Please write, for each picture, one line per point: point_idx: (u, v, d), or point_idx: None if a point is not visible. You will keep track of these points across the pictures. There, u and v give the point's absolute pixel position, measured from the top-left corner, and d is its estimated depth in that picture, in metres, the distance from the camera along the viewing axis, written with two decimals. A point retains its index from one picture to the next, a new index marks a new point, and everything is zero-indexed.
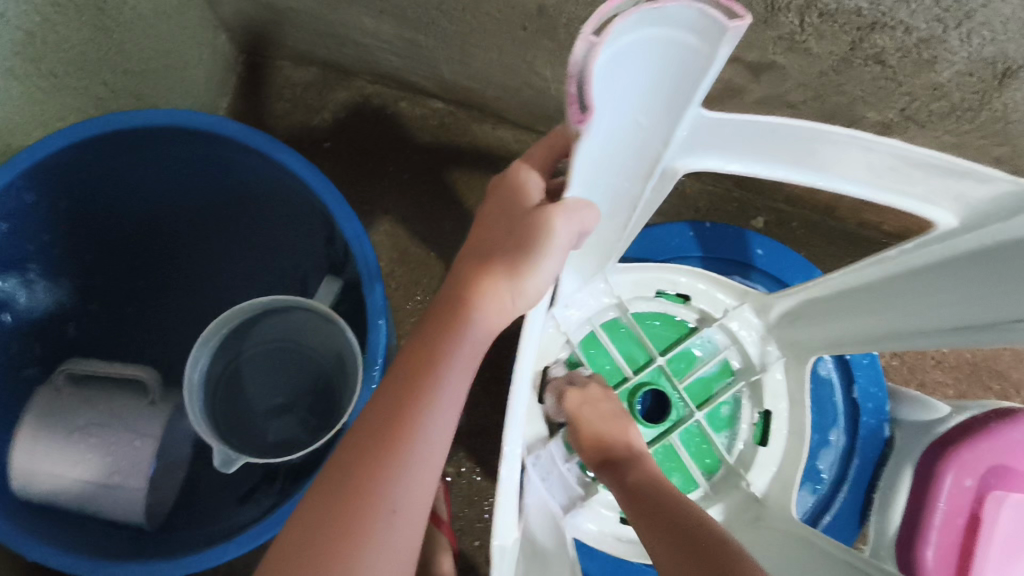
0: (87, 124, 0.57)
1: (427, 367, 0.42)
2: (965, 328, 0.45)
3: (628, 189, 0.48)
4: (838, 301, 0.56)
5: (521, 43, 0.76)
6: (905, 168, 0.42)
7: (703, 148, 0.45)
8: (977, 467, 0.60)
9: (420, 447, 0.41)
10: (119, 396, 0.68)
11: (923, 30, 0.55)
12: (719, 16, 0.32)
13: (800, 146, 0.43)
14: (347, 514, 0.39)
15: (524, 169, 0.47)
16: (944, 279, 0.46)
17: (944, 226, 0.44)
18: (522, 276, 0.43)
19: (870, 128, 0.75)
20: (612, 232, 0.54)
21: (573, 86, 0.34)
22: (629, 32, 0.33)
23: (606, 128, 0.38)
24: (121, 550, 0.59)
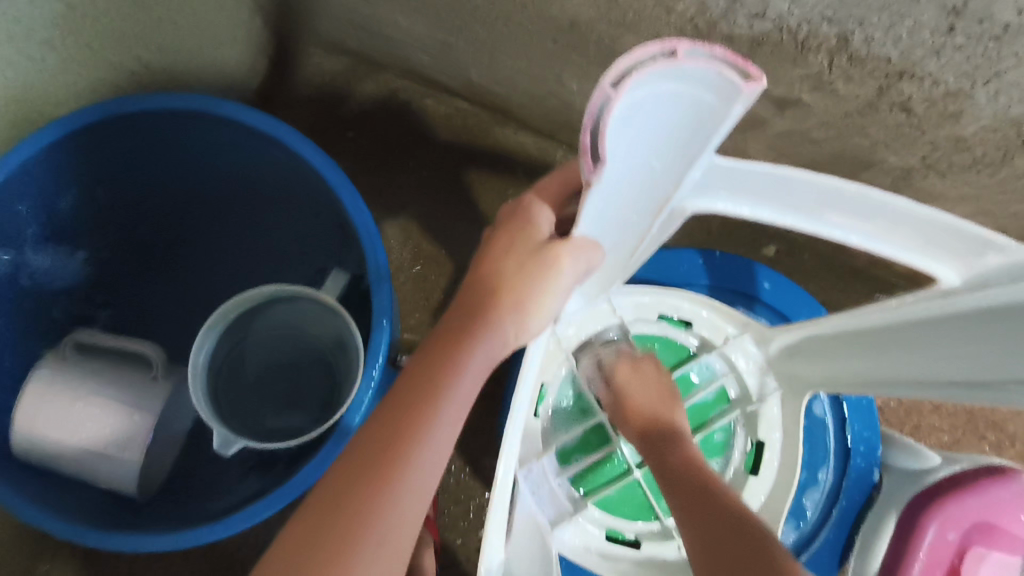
0: (122, 101, 0.59)
1: (428, 398, 0.44)
2: (955, 382, 0.44)
3: (635, 225, 0.49)
4: (835, 350, 0.56)
5: (550, 55, 0.76)
6: (915, 226, 0.44)
7: (713, 190, 0.46)
8: (961, 522, 0.61)
9: (414, 472, 0.42)
10: (124, 367, 0.67)
11: (951, 84, 0.55)
12: (735, 77, 0.33)
13: (812, 197, 0.45)
14: (336, 539, 0.39)
15: (536, 205, 0.53)
16: (931, 333, 0.46)
17: (946, 283, 0.45)
18: (528, 314, 0.49)
19: (889, 172, 0.75)
20: (617, 262, 0.56)
21: (585, 135, 0.35)
22: (645, 84, 0.34)
23: (619, 171, 0.39)
24: (110, 521, 0.60)
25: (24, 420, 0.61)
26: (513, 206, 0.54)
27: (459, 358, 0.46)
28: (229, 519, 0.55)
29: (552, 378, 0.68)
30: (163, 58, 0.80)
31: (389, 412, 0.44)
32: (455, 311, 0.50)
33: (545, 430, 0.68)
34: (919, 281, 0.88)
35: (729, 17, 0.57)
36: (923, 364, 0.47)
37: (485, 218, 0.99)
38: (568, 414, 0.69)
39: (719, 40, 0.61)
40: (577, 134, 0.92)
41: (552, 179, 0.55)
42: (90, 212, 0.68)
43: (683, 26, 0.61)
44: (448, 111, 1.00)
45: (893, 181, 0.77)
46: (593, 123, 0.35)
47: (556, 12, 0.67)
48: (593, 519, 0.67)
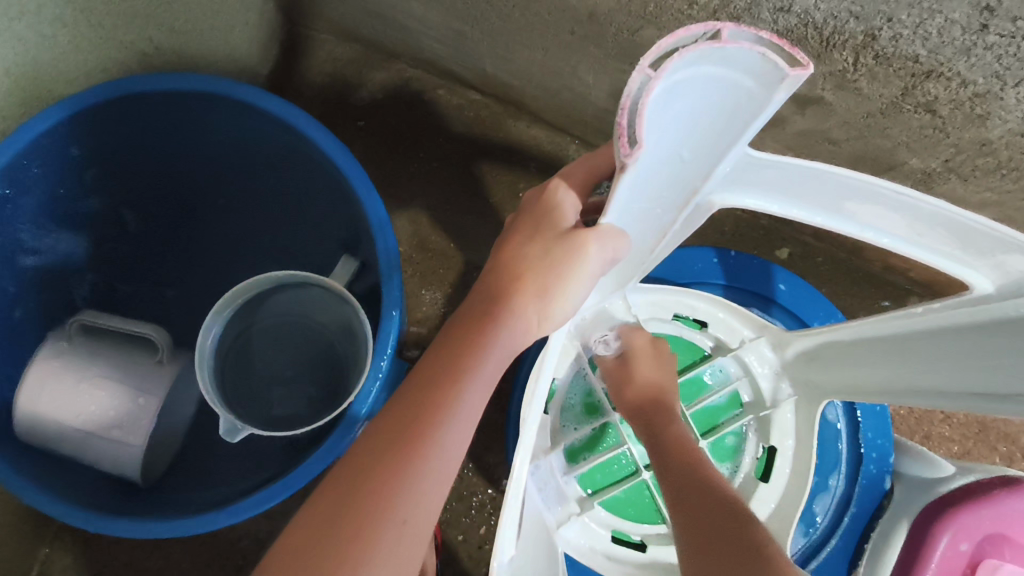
0: (133, 80, 0.58)
1: (450, 382, 0.44)
2: (976, 395, 0.44)
3: (660, 219, 0.48)
4: (858, 357, 0.55)
5: (567, 47, 0.75)
6: (947, 230, 0.41)
7: (741, 185, 0.44)
8: (975, 533, 0.60)
9: (434, 458, 0.41)
10: (129, 351, 0.67)
11: (980, 85, 0.54)
12: (780, 61, 0.32)
13: (841, 194, 0.43)
14: (362, 518, 0.38)
15: (561, 190, 0.51)
16: (964, 342, 0.44)
17: (979, 294, 0.43)
18: (550, 302, 0.48)
19: (909, 175, 0.73)
20: (636, 259, 0.55)
21: (623, 119, 0.34)
22: (686, 67, 0.33)
23: (653, 158, 0.38)
24: (111, 505, 0.59)
25: (27, 399, 0.60)
26: (537, 192, 0.53)
27: (478, 344, 0.46)
28: (232, 507, 0.54)
29: (564, 375, 0.67)
30: (174, 41, 0.79)
31: (410, 397, 0.43)
32: (473, 300, 0.49)
33: (554, 426, 0.67)
34: (934, 288, 0.87)
35: (754, 10, 0.56)
36: (951, 374, 0.46)
37: (495, 211, 0.98)
38: (580, 413, 0.68)
39: None
40: (591, 129, 0.91)
41: (579, 164, 0.52)
42: (98, 192, 0.67)
43: (705, 19, 0.60)
44: (461, 103, 0.99)
45: (913, 185, 0.75)
46: (631, 105, 0.34)
47: (575, 3, 0.66)
48: (599, 519, 0.66)
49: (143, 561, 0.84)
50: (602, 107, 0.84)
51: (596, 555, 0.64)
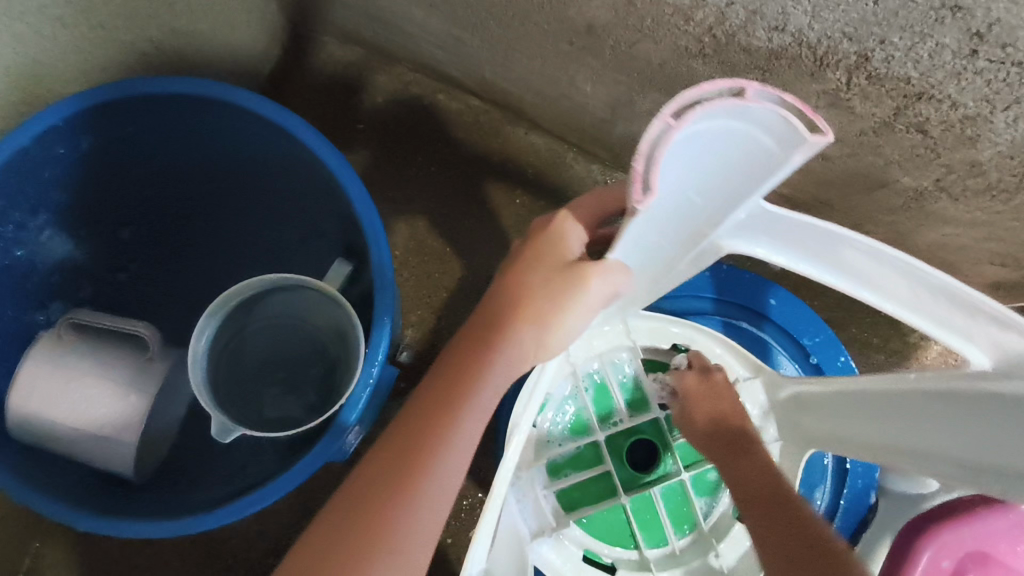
0: (131, 84, 0.59)
1: (447, 410, 0.43)
2: (963, 465, 0.43)
3: (669, 256, 0.46)
4: (858, 414, 0.53)
5: (565, 57, 0.76)
6: (949, 301, 0.42)
7: (750, 231, 0.42)
8: (957, 550, 0.61)
9: (431, 483, 0.41)
10: (120, 348, 0.66)
11: (970, 108, 0.55)
12: (801, 126, 0.30)
13: (849, 251, 0.42)
14: (354, 544, 0.39)
15: (567, 221, 0.49)
16: (939, 409, 0.45)
17: (976, 366, 0.43)
18: (547, 330, 0.46)
19: (902, 192, 0.74)
20: (641, 290, 0.54)
21: (638, 162, 0.32)
22: (710, 119, 0.31)
23: (662, 203, 0.36)
24: (99, 502, 0.59)
25: (20, 397, 0.61)
26: (544, 219, 0.51)
27: (477, 371, 0.45)
28: (220, 511, 0.55)
29: (556, 391, 0.66)
30: (176, 41, 0.79)
31: (413, 416, 0.43)
32: (470, 324, 0.48)
33: (538, 441, 0.67)
34: None
35: (749, 29, 0.57)
36: (933, 440, 0.46)
37: (492, 217, 0.98)
38: (567, 431, 0.68)
39: (738, 51, 0.60)
40: (588, 138, 0.92)
41: (587, 197, 0.51)
42: (95, 191, 0.68)
43: (701, 35, 0.60)
44: (460, 108, 0.99)
45: (904, 202, 0.76)
46: (648, 150, 0.32)
47: (573, 15, 0.67)
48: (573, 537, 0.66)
49: (134, 557, 0.85)
50: (600, 117, 0.85)
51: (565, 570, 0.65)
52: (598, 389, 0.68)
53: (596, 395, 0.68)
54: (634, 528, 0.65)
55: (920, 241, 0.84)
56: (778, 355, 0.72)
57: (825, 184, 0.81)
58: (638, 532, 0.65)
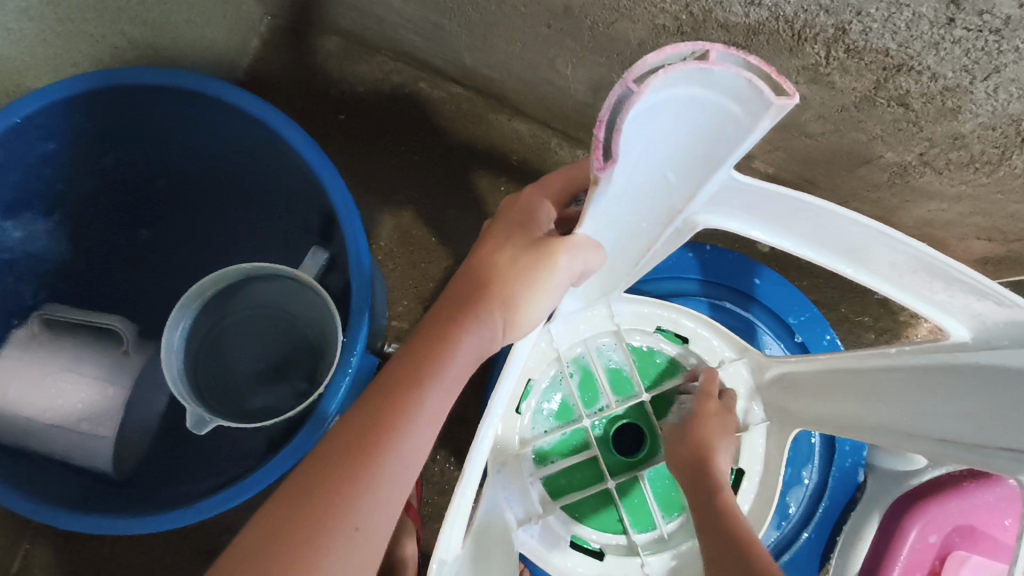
0: (97, 76, 0.57)
1: (411, 384, 0.40)
2: (950, 442, 0.42)
3: (645, 233, 0.45)
4: (842, 390, 0.52)
5: (543, 40, 0.74)
6: (928, 275, 0.42)
7: (726, 207, 0.42)
8: (944, 526, 0.61)
9: (394, 458, 0.38)
10: (93, 343, 0.68)
11: (950, 78, 0.54)
12: (766, 91, 0.29)
13: (828, 231, 0.42)
14: (311, 522, 0.35)
15: (537, 200, 0.49)
16: (928, 385, 0.44)
17: (956, 339, 0.43)
18: (516, 306, 0.45)
19: (886, 168, 0.74)
20: (623, 269, 0.53)
21: (600, 130, 0.30)
22: (670, 86, 0.29)
23: (630, 173, 0.35)
24: (81, 500, 0.59)
25: None
26: (514, 197, 0.51)
27: (444, 345, 0.43)
28: (200, 505, 0.54)
29: (540, 376, 0.66)
30: (147, 34, 0.78)
31: (378, 394, 0.40)
32: (444, 301, 0.46)
33: (524, 428, 0.66)
34: None
35: (725, 4, 0.56)
36: (926, 418, 0.44)
37: (476, 205, 0.98)
38: (552, 418, 0.67)
39: (715, 28, 0.59)
40: (571, 122, 0.91)
41: (554, 176, 0.52)
42: (68, 186, 0.67)
43: (678, 12, 0.59)
44: (442, 96, 0.98)
45: (889, 178, 0.76)
46: (610, 117, 0.30)
47: None
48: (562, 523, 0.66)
49: (124, 557, 0.84)
50: (582, 101, 0.84)
51: (552, 557, 0.64)
52: (583, 375, 0.67)
53: (581, 380, 0.67)
54: (621, 512, 0.64)
55: (907, 218, 0.83)
56: (765, 337, 0.71)
57: (810, 162, 0.81)
58: (625, 516, 0.64)
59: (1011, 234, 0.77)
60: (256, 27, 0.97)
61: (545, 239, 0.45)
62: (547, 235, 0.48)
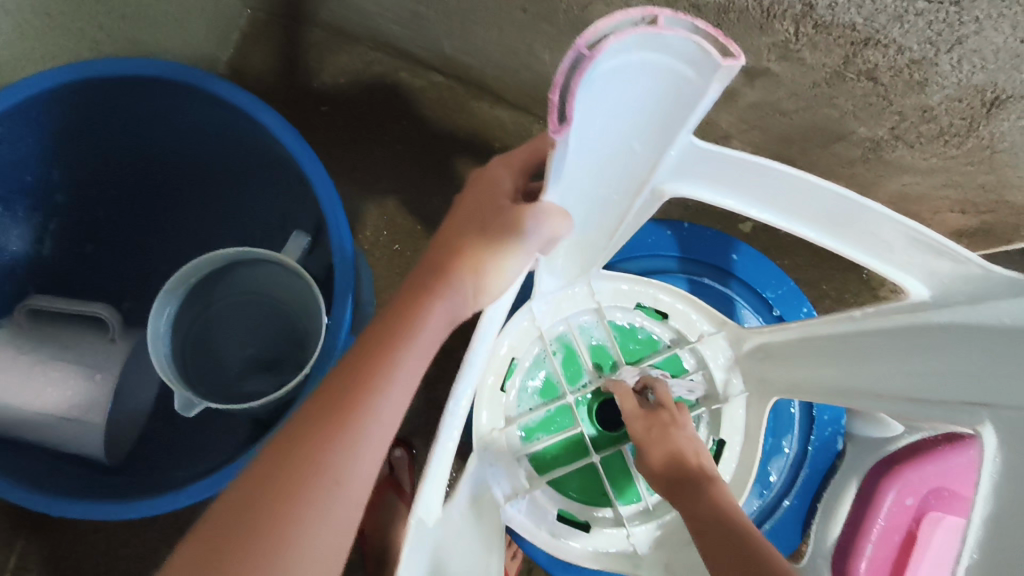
0: (74, 68, 0.57)
1: (386, 348, 0.42)
2: (914, 400, 0.44)
3: (615, 206, 0.46)
4: (814, 356, 0.54)
5: (520, 25, 0.75)
6: (888, 236, 0.44)
7: (693, 174, 0.43)
8: (920, 488, 0.63)
9: (371, 420, 0.39)
10: (80, 333, 0.68)
11: (915, 51, 0.55)
12: (713, 51, 0.30)
13: (791, 195, 0.44)
14: (296, 482, 0.36)
15: (502, 174, 0.50)
16: (895, 345, 0.45)
17: (915, 299, 0.45)
18: (486, 273, 0.46)
19: (859, 143, 0.75)
20: (597, 244, 0.54)
21: (554, 93, 0.31)
22: (624, 52, 0.30)
23: (593, 139, 0.36)
24: (74, 487, 0.59)
25: None
26: (481, 172, 0.52)
27: (417, 313, 0.44)
28: (191, 488, 0.55)
29: (523, 354, 0.67)
30: (125, 26, 0.79)
31: (356, 361, 0.41)
32: (418, 272, 0.47)
33: (508, 404, 0.67)
34: None
35: None
36: (891, 376, 0.46)
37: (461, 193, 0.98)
38: (537, 395, 0.68)
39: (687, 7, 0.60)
40: None
41: (521, 147, 0.52)
42: (52, 179, 0.67)
43: None
44: (424, 85, 0.99)
45: (863, 153, 0.77)
46: (564, 81, 0.30)
47: None
48: (547, 497, 0.67)
49: (120, 550, 0.85)
50: None
51: (540, 531, 0.65)
52: (566, 352, 0.69)
53: (564, 358, 0.69)
54: (605, 485, 0.65)
55: (883, 192, 0.85)
56: (744, 311, 0.73)
57: (786, 141, 0.82)
58: (610, 489, 0.65)
59: (983, 207, 0.78)
60: (236, 21, 0.98)
61: (516, 209, 0.45)
62: (514, 201, 0.49)
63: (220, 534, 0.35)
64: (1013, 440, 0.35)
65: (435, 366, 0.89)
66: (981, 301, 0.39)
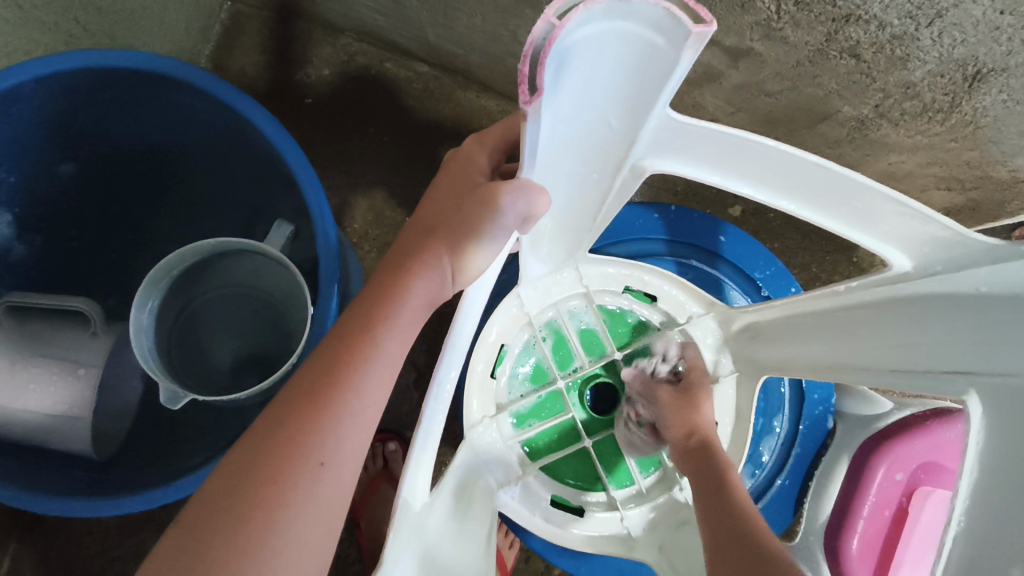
0: (47, 61, 0.56)
1: (366, 330, 0.42)
2: (896, 372, 0.44)
3: (595, 185, 0.46)
4: (802, 332, 0.54)
5: (502, 11, 0.74)
6: (866, 206, 0.44)
7: (672, 150, 0.43)
8: (909, 463, 0.63)
9: (352, 402, 0.39)
10: (62, 328, 0.68)
11: (896, 26, 0.54)
12: (684, 18, 0.30)
13: (770, 168, 0.44)
14: (278, 464, 0.36)
15: (477, 155, 0.50)
16: (880, 318, 0.46)
17: (898, 270, 0.45)
18: (463, 253, 0.46)
19: (845, 123, 0.75)
20: (581, 225, 0.54)
21: (525, 65, 0.31)
22: (593, 21, 0.30)
23: (566, 113, 0.36)
24: (60, 485, 0.59)
25: None
26: (456, 153, 0.52)
27: (396, 294, 0.44)
28: (180, 482, 0.54)
29: (513, 341, 0.67)
30: (102, 20, 0.78)
31: (335, 345, 0.41)
32: (394, 254, 0.47)
33: (499, 391, 0.67)
34: None
35: None
36: (875, 348, 0.46)
37: None
38: (527, 381, 0.68)
39: None
40: None
41: (496, 126, 0.52)
42: (32, 174, 0.67)
43: None
44: (408, 75, 0.98)
45: (848, 132, 0.77)
46: (533, 54, 0.30)
47: None
48: (540, 483, 0.67)
49: (114, 550, 0.84)
50: None
51: (534, 516, 0.65)
52: (556, 338, 0.68)
53: (554, 344, 0.68)
54: (599, 470, 0.65)
55: (870, 171, 0.85)
56: (733, 292, 0.73)
57: (772, 122, 0.82)
58: (603, 475, 0.66)
59: (969, 183, 0.78)
60: (216, 14, 0.97)
61: (492, 186, 0.44)
62: (489, 179, 0.50)
63: (202, 517, 0.35)
64: (994, 405, 0.35)
65: (426, 358, 0.89)
66: (964, 268, 0.40)
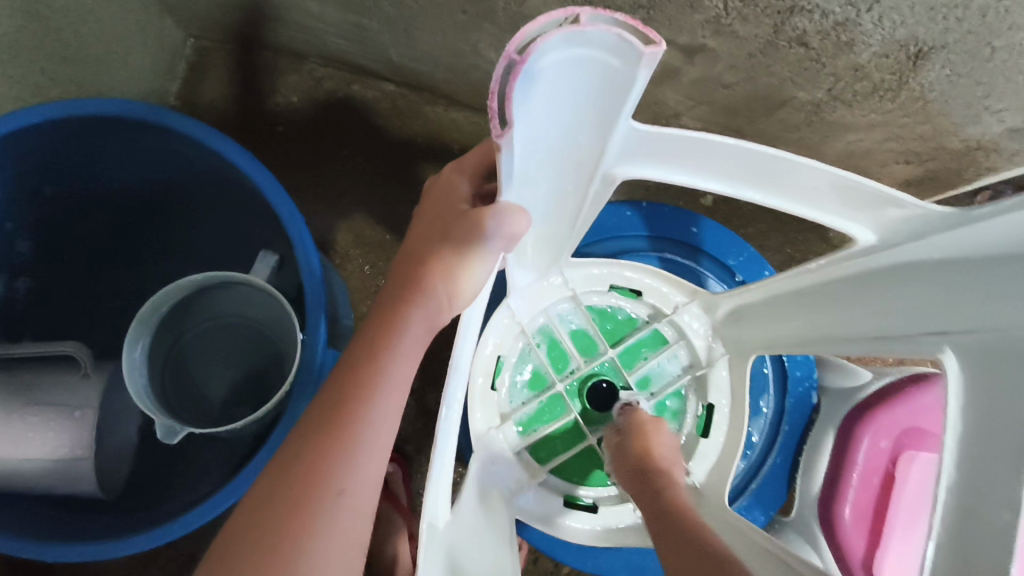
0: (18, 115, 0.57)
1: (368, 356, 0.43)
2: (876, 338, 0.46)
3: (570, 195, 0.48)
4: (784, 314, 0.56)
5: (462, 27, 0.76)
6: (828, 189, 0.46)
7: (640, 156, 0.45)
8: (892, 430, 0.66)
9: (363, 429, 0.41)
10: (51, 372, 0.67)
11: (838, 14, 0.57)
12: (634, 41, 0.32)
13: (734, 163, 0.46)
14: (303, 502, 0.38)
15: (457, 182, 0.52)
16: (857, 291, 0.49)
17: (864, 242, 0.47)
18: (456, 278, 0.46)
19: (802, 107, 0.78)
20: (561, 233, 0.56)
21: (493, 101, 0.33)
22: (551, 52, 0.32)
23: (535, 135, 0.38)
24: (66, 532, 0.59)
25: None
26: (436, 182, 0.53)
27: (394, 323, 0.45)
28: (185, 518, 0.55)
29: (509, 351, 0.69)
30: (68, 69, 0.78)
31: (340, 376, 0.43)
32: (388, 286, 0.48)
33: (501, 403, 0.68)
34: None
35: None
36: (852, 319, 0.49)
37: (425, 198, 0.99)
38: (527, 388, 0.69)
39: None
40: None
41: (472, 151, 0.53)
42: (14, 226, 0.67)
43: None
44: (376, 96, 1.00)
45: (806, 116, 0.80)
46: (499, 89, 0.32)
47: None
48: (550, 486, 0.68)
49: None
50: None
51: (548, 519, 0.67)
52: (549, 342, 0.70)
53: (549, 348, 0.70)
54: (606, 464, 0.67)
55: (831, 151, 0.87)
56: (711, 282, 0.75)
57: (733, 112, 0.84)
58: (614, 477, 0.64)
59: (926, 155, 0.81)
60: (180, 51, 0.98)
61: (475, 213, 0.46)
62: (471, 204, 0.51)
63: (232, 549, 0.37)
64: (967, 361, 0.37)
65: None
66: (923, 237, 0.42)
